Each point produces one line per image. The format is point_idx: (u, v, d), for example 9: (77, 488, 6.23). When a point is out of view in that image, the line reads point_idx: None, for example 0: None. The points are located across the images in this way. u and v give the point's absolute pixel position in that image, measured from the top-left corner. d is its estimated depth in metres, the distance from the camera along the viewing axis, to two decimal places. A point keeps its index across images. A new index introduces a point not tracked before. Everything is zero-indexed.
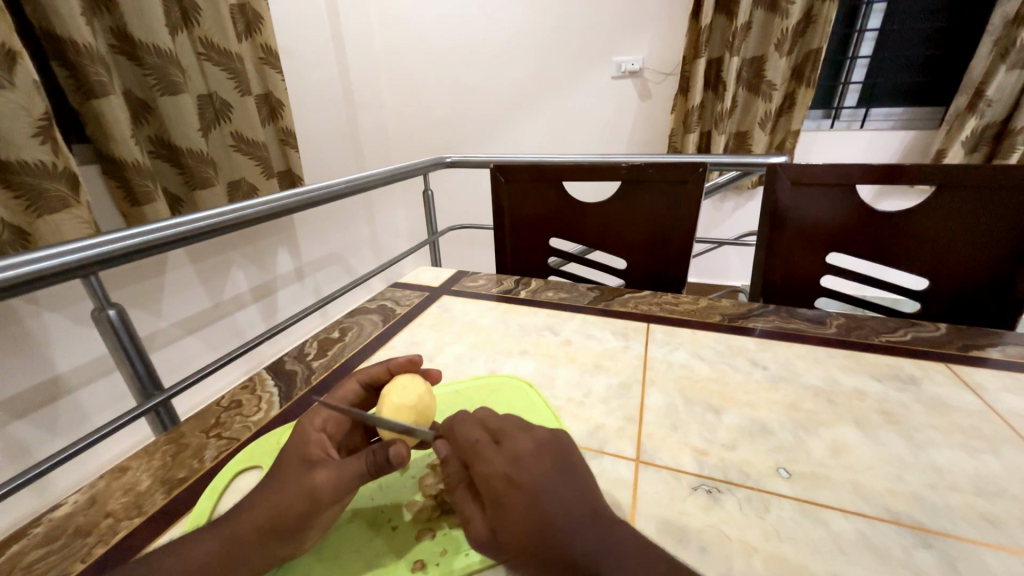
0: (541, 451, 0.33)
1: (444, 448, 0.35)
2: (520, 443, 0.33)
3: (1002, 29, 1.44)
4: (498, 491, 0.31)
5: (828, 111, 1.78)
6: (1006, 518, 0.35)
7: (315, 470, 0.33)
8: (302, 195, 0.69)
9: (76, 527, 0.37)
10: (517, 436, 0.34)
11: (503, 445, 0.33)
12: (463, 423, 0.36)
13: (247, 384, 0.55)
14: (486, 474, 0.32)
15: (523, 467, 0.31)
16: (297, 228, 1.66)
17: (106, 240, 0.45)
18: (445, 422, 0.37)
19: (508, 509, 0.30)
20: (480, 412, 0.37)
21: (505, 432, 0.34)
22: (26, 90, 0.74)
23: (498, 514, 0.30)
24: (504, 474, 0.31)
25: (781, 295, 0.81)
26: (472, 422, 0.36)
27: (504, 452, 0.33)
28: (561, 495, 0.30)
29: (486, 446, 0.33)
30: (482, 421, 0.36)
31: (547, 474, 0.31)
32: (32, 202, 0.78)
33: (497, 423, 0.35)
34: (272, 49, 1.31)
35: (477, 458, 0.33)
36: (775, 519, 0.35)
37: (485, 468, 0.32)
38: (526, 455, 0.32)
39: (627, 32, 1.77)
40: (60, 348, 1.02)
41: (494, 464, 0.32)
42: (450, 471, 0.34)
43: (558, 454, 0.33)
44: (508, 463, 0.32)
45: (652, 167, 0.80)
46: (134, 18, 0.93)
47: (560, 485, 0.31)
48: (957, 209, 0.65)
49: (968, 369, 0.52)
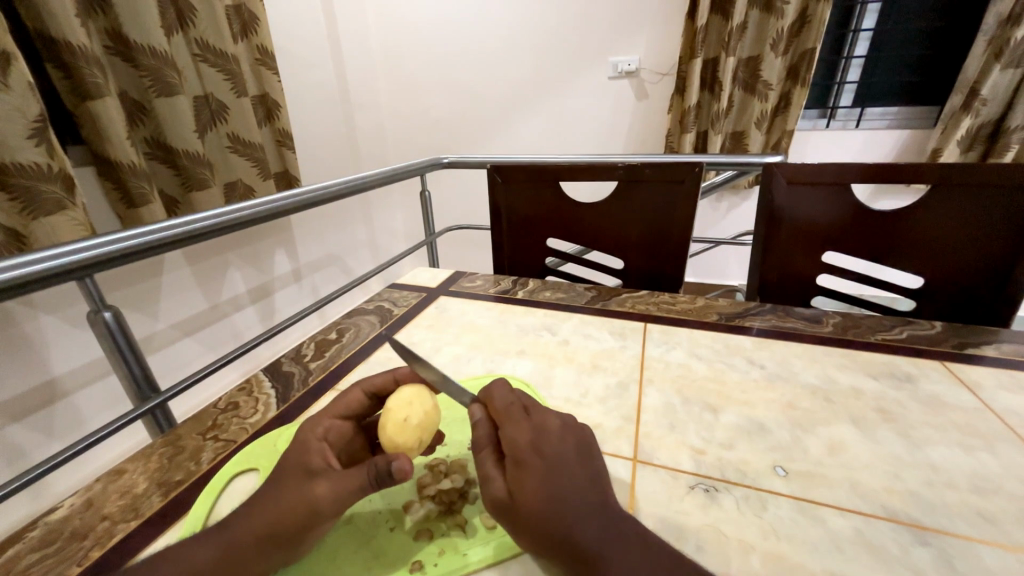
0: (566, 428, 0.34)
1: (479, 411, 0.36)
2: (549, 419, 0.35)
3: (996, 28, 1.44)
4: (525, 453, 0.32)
5: (824, 111, 1.79)
6: (1002, 515, 0.35)
7: (317, 481, 0.33)
8: (298, 196, 0.69)
9: (71, 531, 0.37)
10: (547, 413, 0.35)
11: (535, 417, 0.35)
12: (500, 391, 0.37)
13: (244, 386, 0.55)
14: (517, 436, 0.33)
15: (551, 438, 0.33)
16: (294, 229, 1.66)
17: (98, 242, 0.45)
18: (481, 389, 0.38)
19: (533, 469, 0.31)
20: (516, 390, 0.39)
21: (536, 408, 0.36)
22: (22, 91, 0.73)
23: (522, 473, 0.31)
24: (534, 440, 0.32)
25: (777, 295, 0.81)
26: (508, 394, 0.37)
27: (534, 422, 0.34)
28: (578, 473, 0.31)
29: (519, 414, 0.35)
30: (516, 396, 0.38)
31: (568, 451, 0.32)
32: (28, 204, 0.78)
33: (530, 400, 0.37)
34: (269, 50, 1.31)
35: (510, 422, 0.34)
36: (772, 517, 0.35)
37: (517, 431, 0.33)
38: (554, 428, 0.34)
39: (623, 32, 1.78)
40: (56, 350, 1.02)
41: (525, 429, 0.33)
42: (478, 433, 0.35)
43: (580, 436, 0.34)
44: (539, 430, 0.33)
45: (649, 167, 0.81)
46: (129, 19, 0.93)
47: (578, 465, 0.32)
48: (952, 208, 0.66)
49: (963, 367, 0.52)
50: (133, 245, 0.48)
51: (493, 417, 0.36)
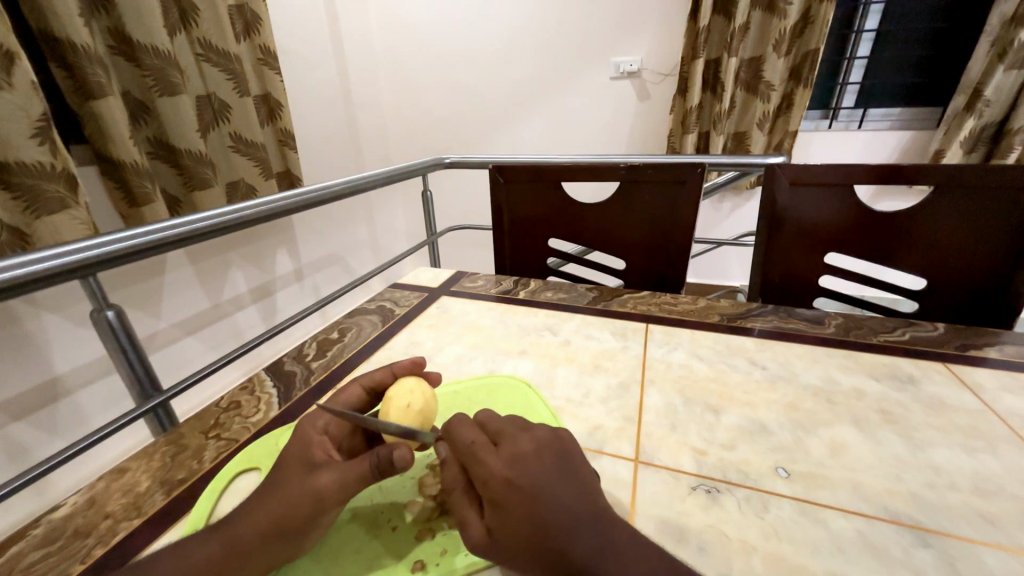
0: (540, 452, 0.33)
1: (444, 449, 0.35)
2: (520, 444, 0.33)
3: (1000, 29, 1.44)
4: (498, 492, 0.31)
5: (826, 111, 1.79)
6: (1005, 517, 0.35)
7: (319, 471, 0.33)
8: (299, 196, 0.69)
9: (74, 529, 0.37)
10: (516, 437, 0.34)
11: (503, 446, 0.33)
12: (462, 423, 0.36)
13: (246, 385, 0.55)
14: (487, 475, 0.32)
15: (523, 469, 0.32)
16: (296, 229, 1.66)
17: (97, 242, 0.45)
18: (443, 423, 0.36)
19: (509, 509, 0.30)
20: (480, 415, 0.37)
21: (504, 433, 0.35)
22: (25, 90, 0.74)
23: (499, 515, 0.30)
24: (504, 475, 0.31)
25: (779, 296, 0.81)
26: (471, 424, 0.36)
27: (503, 453, 0.33)
28: (560, 496, 0.31)
29: (485, 448, 0.33)
30: (481, 423, 0.36)
31: (547, 476, 0.32)
32: (31, 203, 0.78)
33: (496, 426, 0.36)
34: (272, 50, 1.31)
35: (478, 458, 0.33)
36: (774, 519, 0.35)
37: (485, 470, 0.32)
38: (525, 456, 0.32)
39: (626, 33, 1.78)
40: (59, 349, 1.02)
41: (493, 465, 0.32)
42: (448, 474, 0.34)
43: (557, 455, 0.34)
44: (508, 464, 0.32)
45: (651, 168, 0.81)
46: (132, 19, 0.93)
47: (560, 486, 0.31)
48: (955, 209, 0.66)
49: (966, 369, 0.52)
50: (132, 245, 0.48)
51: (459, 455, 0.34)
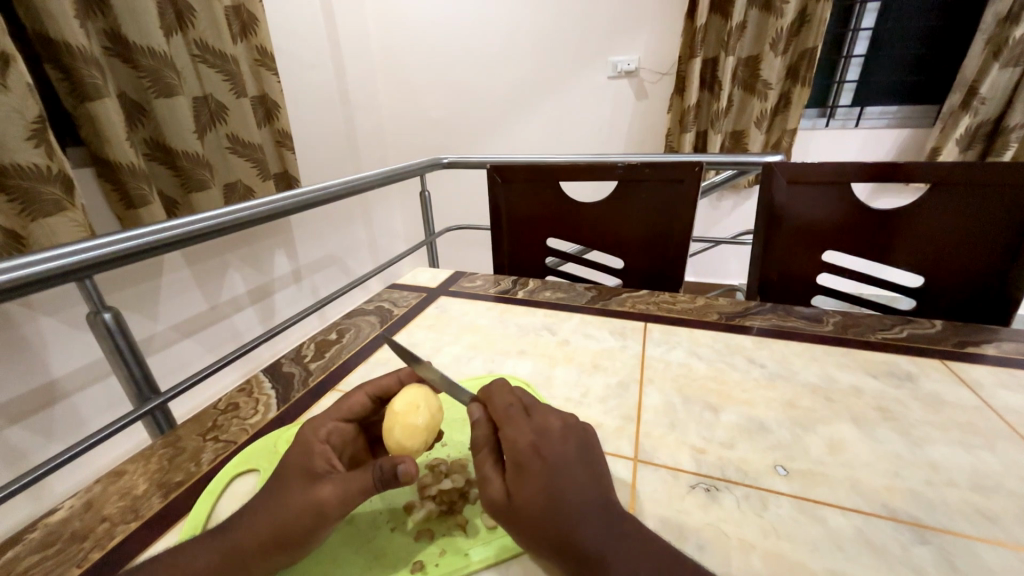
0: (567, 427, 0.34)
1: (478, 411, 0.36)
2: (550, 419, 0.34)
3: (994, 27, 1.44)
4: (523, 456, 0.31)
5: (823, 110, 1.79)
6: (1003, 514, 0.35)
7: (320, 484, 0.33)
8: (294, 198, 0.68)
9: (71, 532, 0.37)
10: (548, 413, 0.35)
11: (534, 417, 0.34)
12: (500, 391, 0.37)
13: (244, 386, 0.55)
14: (515, 438, 0.32)
15: (551, 439, 0.32)
16: (294, 230, 1.66)
17: (87, 245, 0.44)
18: (483, 389, 0.38)
19: (531, 473, 0.30)
20: (516, 388, 0.38)
21: (537, 407, 0.36)
22: (21, 92, 0.74)
23: (519, 476, 0.31)
24: (533, 443, 0.32)
25: (777, 294, 0.81)
26: (509, 393, 0.37)
27: (533, 423, 0.33)
28: (579, 472, 0.31)
29: (519, 416, 0.34)
30: (517, 395, 0.37)
31: (571, 451, 0.32)
32: (26, 205, 0.78)
33: (530, 399, 0.37)
34: (268, 51, 1.31)
35: (510, 422, 0.33)
36: (773, 517, 0.35)
37: (515, 432, 0.33)
38: (554, 428, 0.33)
39: (622, 32, 1.78)
40: (56, 352, 1.01)
41: (523, 431, 0.33)
42: (478, 433, 0.34)
43: (583, 435, 0.34)
44: (538, 433, 0.33)
45: (649, 167, 0.81)
46: (128, 20, 0.93)
47: (580, 463, 0.31)
48: (951, 207, 0.66)
49: (964, 366, 0.52)
50: (124, 247, 0.47)
51: (493, 417, 0.35)
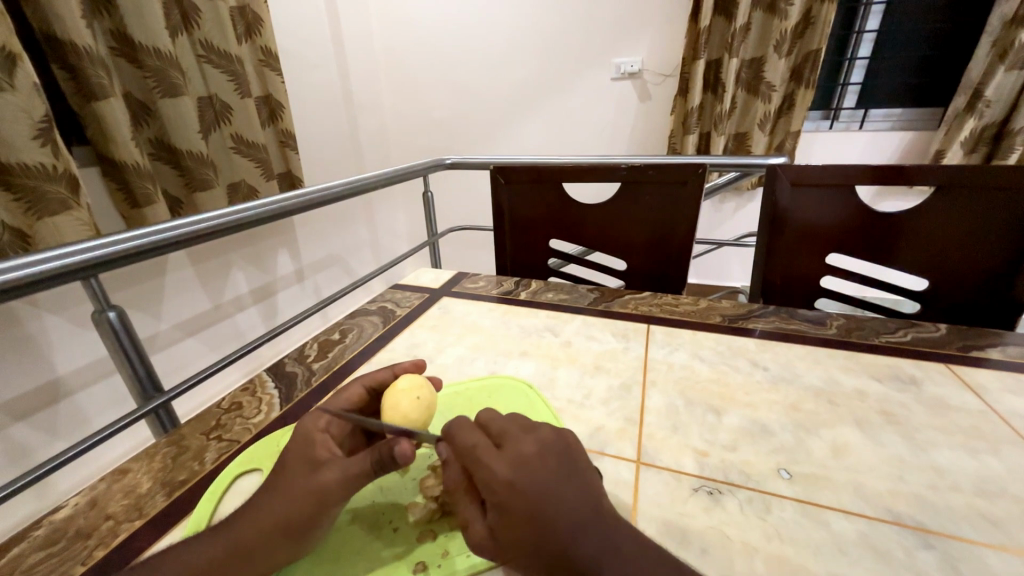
0: (544, 454, 0.32)
1: (445, 450, 0.34)
2: (523, 446, 0.33)
3: (1000, 29, 1.44)
4: (501, 497, 0.30)
5: (827, 112, 1.79)
6: (1008, 518, 0.35)
7: (323, 470, 0.33)
8: (293, 199, 0.68)
9: (76, 529, 0.37)
10: (520, 438, 0.33)
11: (505, 449, 0.33)
12: (461, 428, 0.34)
13: (247, 386, 0.55)
14: (490, 479, 0.31)
15: (528, 473, 0.31)
16: (297, 230, 1.66)
17: (83, 247, 0.44)
18: (444, 424, 0.35)
19: (512, 515, 0.30)
20: (480, 415, 0.36)
21: (506, 435, 0.34)
22: (27, 92, 0.74)
23: (501, 520, 0.30)
24: (508, 482, 0.30)
25: (780, 296, 0.81)
26: (473, 425, 0.35)
27: (505, 456, 0.32)
28: (564, 499, 0.30)
29: (487, 451, 0.32)
30: (482, 424, 0.35)
31: (552, 480, 0.31)
32: (33, 204, 0.78)
33: (497, 426, 0.35)
34: (273, 51, 1.31)
35: (480, 462, 0.32)
36: (776, 520, 0.35)
37: (486, 473, 0.31)
38: (529, 459, 0.32)
39: (626, 33, 1.78)
40: (60, 350, 1.02)
41: (496, 469, 0.31)
42: (450, 475, 0.34)
43: (563, 457, 0.33)
44: (512, 468, 0.31)
45: (651, 169, 0.81)
46: (134, 21, 0.93)
47: (565, 488, 0.31)
48: (955, 210, 0.66)
49: (969, 370, 0.52)
50: (122, 249, 0.47)
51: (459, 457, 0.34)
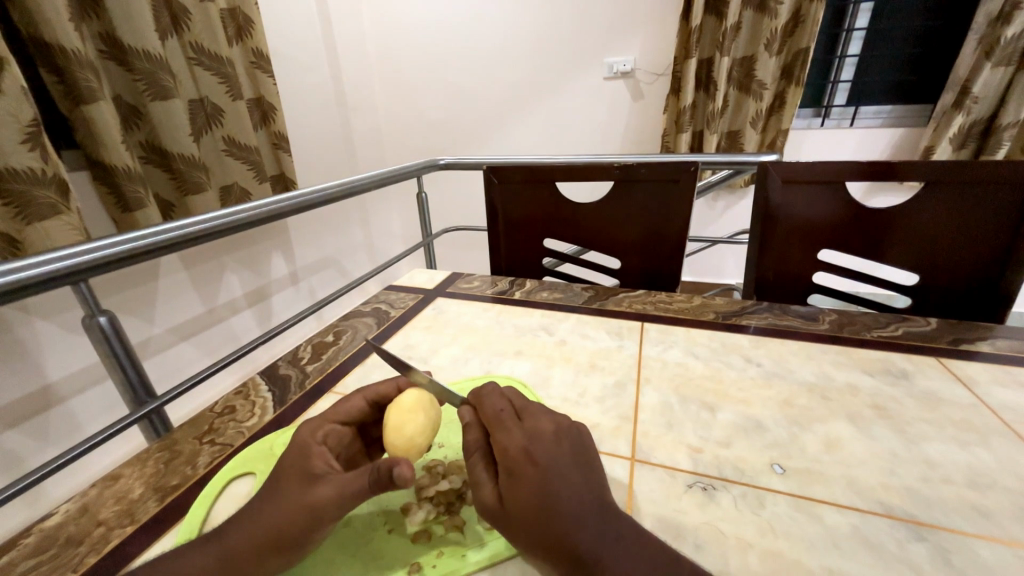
0: (558, 433, 0.34)
1: (469, 414, 0.36)
2: (541, 422, 0.34)
3: (987, 27, 1.45)
4: (515, 462, 0.31)
5: (818, 110, 1.80)
6: (997, 510, 0.35)
7: (317, 485, 0.32)
8: (279, 202, 0.65)
9: (67, 536, 0.36)
10: (540, 416, 0.35)
11: (526, 421, 0.34)
12: (492, 394, 0.37)
13: (241, 389, 0.54)
14: (507, 444, 0.32)
15: (542, 444, 0.32)
16: (291, 232, 1.65)
17: (52, 257, 0.42)
18: (473, 391, 0.38)
19: (521, 481, 0.30)
20: (507, 391, 0.38)
21: (528, 411, 0.36)
22: (15, 96, 0.73)
23: (511, 484, 0.30)
24: (525, 449, 0.32)
25: (773, 293, 0.81)
26: (501, 397, 0.37)
27: (524, 428, 0.34)
28: (570, 476, 0.31)
29: (510, 419, 0.34)
30: (508, 399, 0.37)
31: (563, 456, 0.32)
32: (21, 209, 0.77)
33: (522, 402, 0.37)
34: (264, 54, 1.31)
35: (501, 427, 0.34)
36: (770, 515, 0.35)
37: (507, 438, 0.33)
38: (544, 433, 0.33)
39: (618, 33, 1.78)
40: (51, 356, 1.01)
41: (515, 437, 0.33)
42: (470, 437, 0.35)
43: (574, 441, 0.34)
44: (529, 438, 0.33)
45: (644, 167, 0.81)
46: (123, 23, 0.93)
47: (572, 468, 0.31)
48: (945, 204, 0.66)
49: (960, 364, 0.52)
50: (95, 257, 0.45)
51: (483, 421, 0.35)
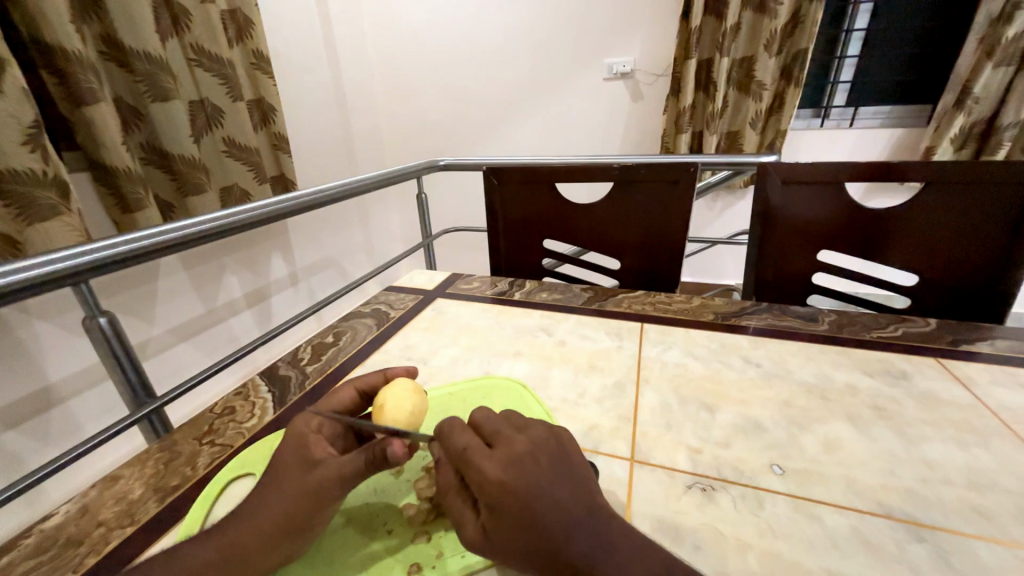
0: (535, 453, 0.32)
1: (437, 451, 0.34)
2: (516, 444, 0.33)
3: (987, 27, 1.45)
4: (493, 497, 0.30)
5: (818, 110, 1.80)
6: (997, 511, 0.35)
7: (320, 468, 0.33)
8: (270, 205, 0.64)
9: (66, 537, 0.37)
10: (514, 438, 0.33)
11: (498, 448, 0.32)
12: (454, 428, 0.34)
13: (240, 390, 0.55)
14: (483, 481, 0.31)
15: (519, 473, 0.31)
16: (290, 233, 1.66)
17: (28, 264, 0.40)
18: (436, 424, 0.34)
19: (504, 514, 0.30)
20: (474, 416, 0.36)
21: (499, 434, 0.34)
22: (17, 98, 0.74)
23: (494, 518, 0.30)
24: (499, 481, 0.30)
25: (772, 293, 0.81)
26: (464, 426, 0.34)
27: (497, 457, 0.32)
28: (554, 495, 0.30)
29: (480, 452, 0.32)
30: (476, 425, 0.35)
31: (542, 475, 0.31)
32: (22, 210, 0.78)
33: (490, 425, 0.35)
34: (264, 55, 1.31)
35: (472, 463, 0.31)
36: (769, 515, 0.35)
37: (479, 473, 0.31)
38: (520, 458, 0.32)
39: (617, 34, 1.79)
40: (51, 357, 1.01)
41: (488, 470, 0.31)
42: (443, 476, 0.33)
43: (554, 454, 0.33)
44: (503, 467, 0.31)
45: (644, 168, 0.81)
46: (124, 25, 0.93)
47: (554, 486, 0.31)
48: (944, 205, 0.66)
49: (959, 364, 0.53)
50: (75, 265, 0.43)
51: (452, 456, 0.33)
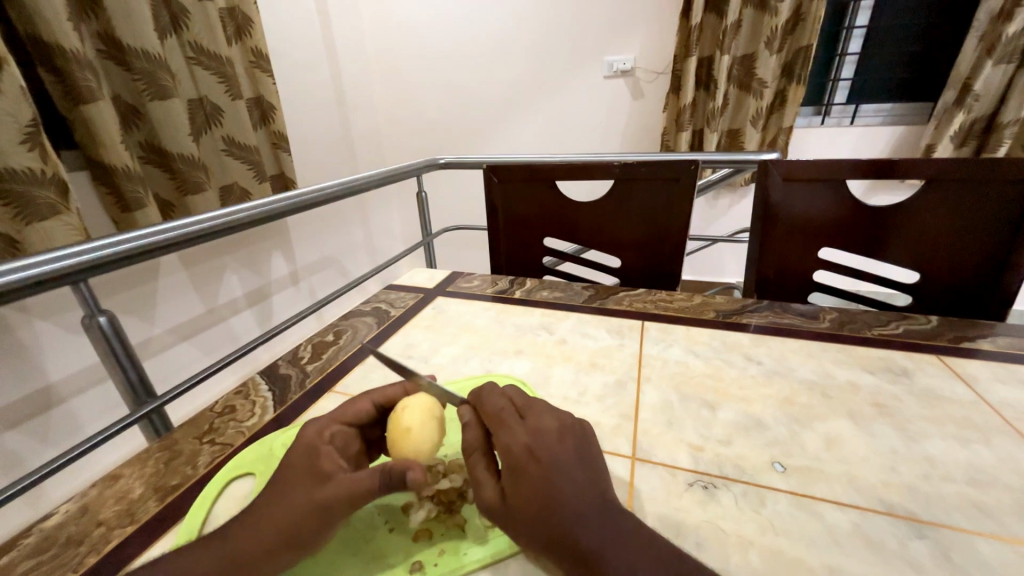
0: (562, 430, 0.34)
1: (469, 414, 0.36)
2: (544, 419, 0.34)
3: (988, 24, 1.45)
4: (519, 460, 0.31)
5: (819, 107, 1.79)
6: (999, 508, 0.35)
7: (330, 484, 0.32)
8: (269, 204, 0.64)
9: (66, 537, 0.36)
10: (542, 414, 0.35)
11: (528, 419, 0.34)
12: (492, 395, 0.37)
13: (240, 389, 0.54)
14: (509, 442, 0.32)
15: (545, 443, 0.32)
16: (291, 232, 1.65)
17: (26, 262, 0.40)
18: (473, 390, 0.38)
19: (525, 480, 0.30)
20: (509, 390, 0.38)
21: (530, 408, 0.36)
22: (15, 96, 0.73)
23: (513, 482, 0.30)
24: (525, 447, 0.32)
25: (773, 291, 0.81)
26: (501, 396, 0.37)
27: (526, 426, 0.33)
28: (574, 475, 0.31)
29: (512, 418, 0.34)
30: (509, 396, 0.37)
31: (565, 453, 0.32)
32: (21, 209, 0.77)
33: (523, 400, 0.37)
34: (263, 53, 1.31)
35: (503, 426, 0.34)
36: (770, 513, 0.35)
37: (508, 436, 0.33)
38: (548, 430, 0.33)
39: (617, 32, 1.78)
40: (52, 356, 1.01)
41: (516, 434, 0.33)
42: (470, 436, 0.34)
43: (578, 436, 0.34)
44: (532, 435, 0.33)
45: (645, 166, 0.81)
46: (122, 22, 0.92)
47: (576, 464, 0.31)
48: (946, 202, 0.66)
49: (961, 361, 0.52)
50: (77, 262, 0.43)
51: (483, 420, 0.35)
